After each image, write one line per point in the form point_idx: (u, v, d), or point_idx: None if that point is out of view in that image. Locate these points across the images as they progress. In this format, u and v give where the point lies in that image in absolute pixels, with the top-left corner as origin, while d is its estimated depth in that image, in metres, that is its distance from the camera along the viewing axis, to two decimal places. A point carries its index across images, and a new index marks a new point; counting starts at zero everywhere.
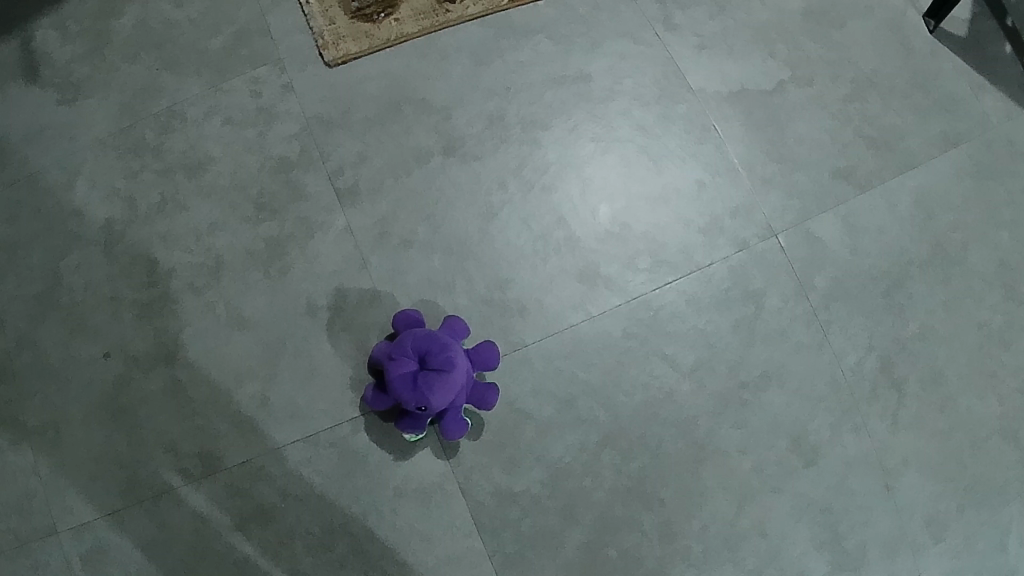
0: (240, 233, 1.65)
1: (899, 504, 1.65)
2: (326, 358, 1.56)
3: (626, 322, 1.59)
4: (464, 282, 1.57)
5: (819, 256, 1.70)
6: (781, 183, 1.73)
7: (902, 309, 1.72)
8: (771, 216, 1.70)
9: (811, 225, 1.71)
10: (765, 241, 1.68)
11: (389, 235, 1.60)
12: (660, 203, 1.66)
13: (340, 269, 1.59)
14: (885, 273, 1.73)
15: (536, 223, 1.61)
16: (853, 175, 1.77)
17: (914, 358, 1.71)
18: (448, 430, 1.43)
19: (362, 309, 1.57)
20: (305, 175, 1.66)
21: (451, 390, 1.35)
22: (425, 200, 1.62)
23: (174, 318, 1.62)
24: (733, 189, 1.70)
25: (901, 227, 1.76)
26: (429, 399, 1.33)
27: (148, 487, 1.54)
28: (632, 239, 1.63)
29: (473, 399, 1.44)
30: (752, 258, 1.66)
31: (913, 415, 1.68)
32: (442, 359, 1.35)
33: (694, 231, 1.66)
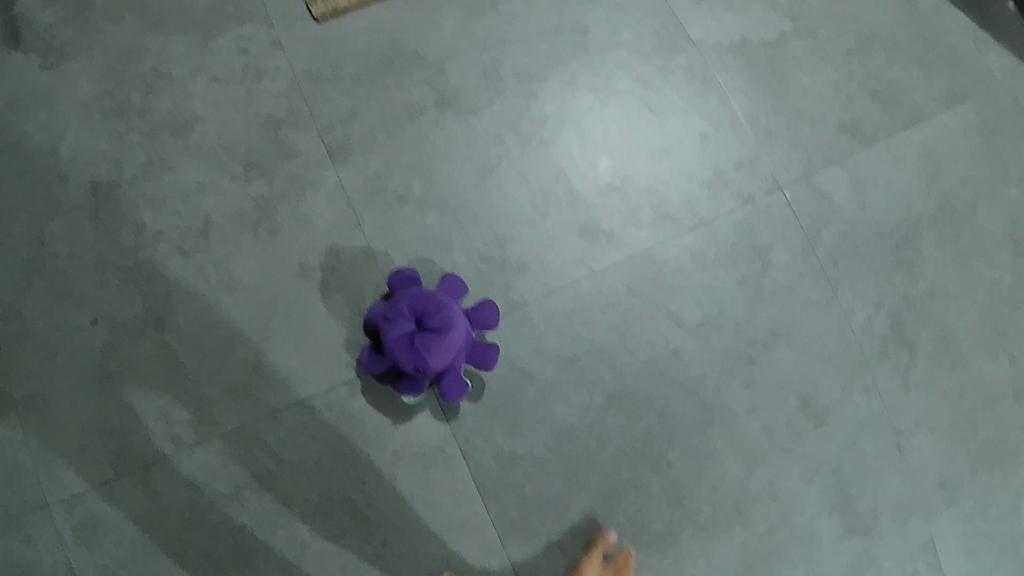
0: (230, 193, 1.59)
1: (911, 467, 1.60)
2: (319, 320, 1.50)
3: (630, 279, 1.52)
4: (461, 239, 1.50)
5: (827, 210, 1.64)
6: (786, 137, 1.66)
7: (912, 266, 1.67)
8: (777, 168, 1.63)
9: (819, 179, 1.65)
10: (772, 195, 1.62)
11: (382, 190, 1.53)
12: (662, 155, 1.59)
13: (333, 228, 1.53)
14: (893, 229, 1.67)
15: (534, 177, 1.54)
16: (861, 128, 1.70)
17: (926, 316, 1.65)
18: (447, 394, 1.38)
19: (356, 268, 1.51)
20: (295, 133, 1.60)
21: (451, 350, 1.30)
22: (419, 155, 1.55)
23: (163, 282, 1.56)
24: (737, 142, 1.63)
25: (910, 182, 1.70)
26: (427, 361, 1.29)
27: (140, 456, 1.50)
28: (634, 193, 1.56)
29: (473, 361, 1.39)
30: (758, 212, 1.60)
31: (924, 375, 1.63)
32: (439, 318, 1.29)
33: (697, 184, 1.59)
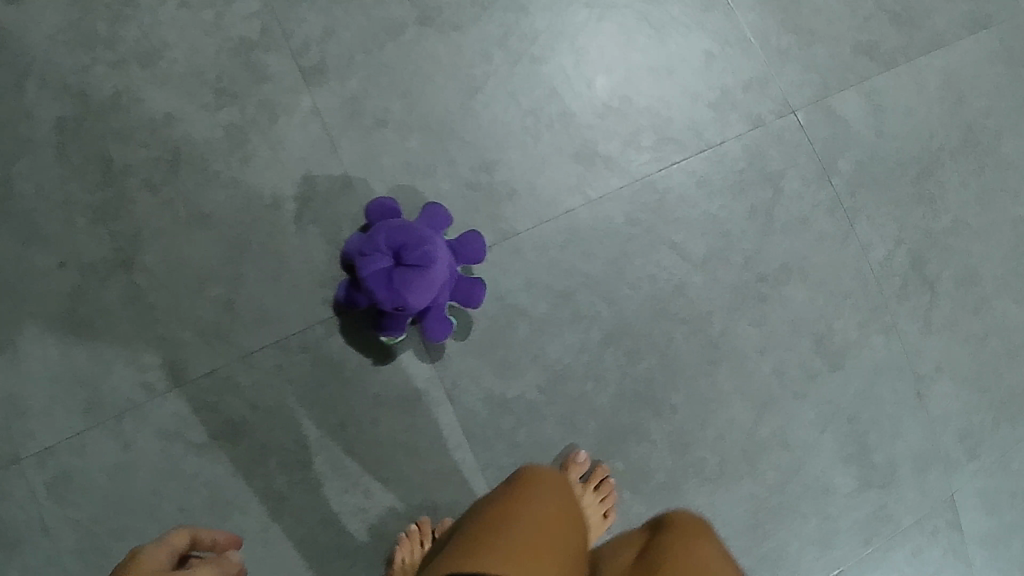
0: (199, 123, 1.44)
1: (932, 416, 1.50)
2: (294, 254, 1.40)
3: (629, 206, 1.40)
4: (447, 165, 1.38)
5: (842, 136, 1.52)
6: (798, 57, 1.53)
7: (934, 199, 1.55)
8: (788, 89, 1.50)
9: (832, 100, 1.53)
10: (783, 118, 1.48)
11: (360, 113, 1.42)
12: (664, 74, 1.44)
13: (308, 155, 1.41)
14: (913, 159, 1.55)
15: (524, 97, 1.41)
16: (880, 49, 1.57)
17: (949, 252, 1.53)
18: (431, 333, 1.27)
19: (333, 198, 1.40)
20: (268, 56, 1.46)
21: (433, 286, 1.18)
22: (400, 75, 1.43)
23: (132, 221, 1.42)
24: (746, 61, 1.49)
25: (930, 109, 1.57)
26: (407, 298, 1.17)
27: (112, 407, 1.38)
28: (633, 114, 1.43)
29: (459, 297, 1.28)
30: (769, 135, 1.47)
31: (947, 317, 1.52)
32: (419, 251, 1.17)
33: (703, 106, 1.45)
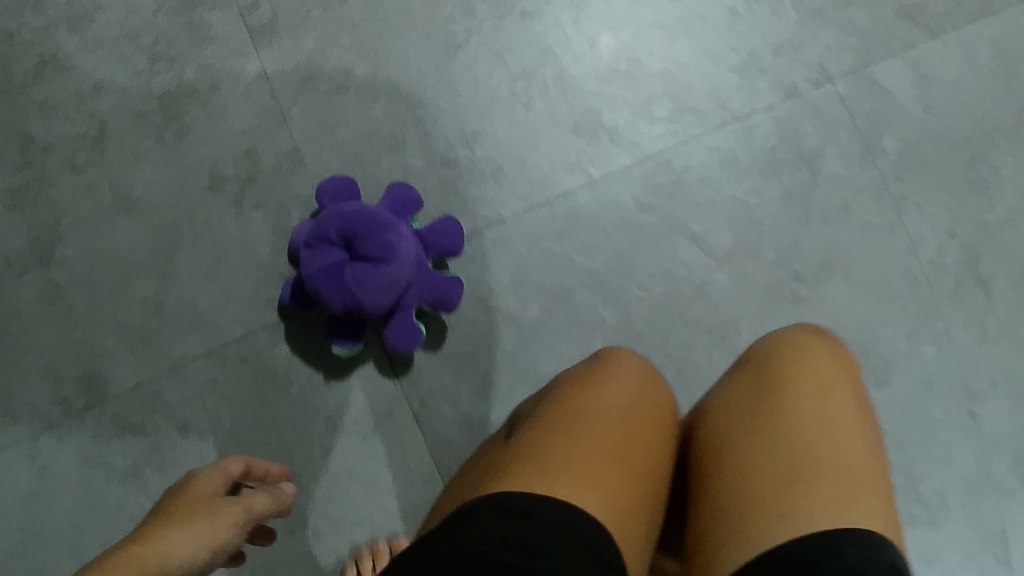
0: (132, 94, 1.20)
1: (987, 440, 1.23)
2: (232, 246, 1.16)
3: (635, 189, 1.16)
4: (418, 138, 1.15)
5: (887, 110, 1.26)
6: (836, 19, 1.26)
7: (988, 188, 1.26)
8: (825, 55, 1.25)
9: (874, 70, 1.26)
10: (819, 88, 1.24)
11: (316, 78, 1.17)
12: (679, 34, 1.20)
13: (253, 128, 1.17)
14: (961, 143, 1.26)
15: (513, 58, 1.18)
16: (927, 9, 1.27)
17: (1012, 249, 1.25)
18: (393, 342, 1.05)
19: (279, 179, 1.15)
20: (212, 14, 1.20)
21: (392, 284, 0.96)
22: (364, 33, 1.18)
23: (51, 207, 1.18)
24: (776, 23, 1.23)
25: (981, 83, 1.27)
26: (359, 298, 0.95)
27: (27, 425, 1.15)
28: (644, 78, 1.19)
29: (429, 299, 1.04)
30: (804, 108, 1.22)
31: (1004, 324, 1.24)
32: (377, 239, 0.95)
33: (727, 72, 1.20)
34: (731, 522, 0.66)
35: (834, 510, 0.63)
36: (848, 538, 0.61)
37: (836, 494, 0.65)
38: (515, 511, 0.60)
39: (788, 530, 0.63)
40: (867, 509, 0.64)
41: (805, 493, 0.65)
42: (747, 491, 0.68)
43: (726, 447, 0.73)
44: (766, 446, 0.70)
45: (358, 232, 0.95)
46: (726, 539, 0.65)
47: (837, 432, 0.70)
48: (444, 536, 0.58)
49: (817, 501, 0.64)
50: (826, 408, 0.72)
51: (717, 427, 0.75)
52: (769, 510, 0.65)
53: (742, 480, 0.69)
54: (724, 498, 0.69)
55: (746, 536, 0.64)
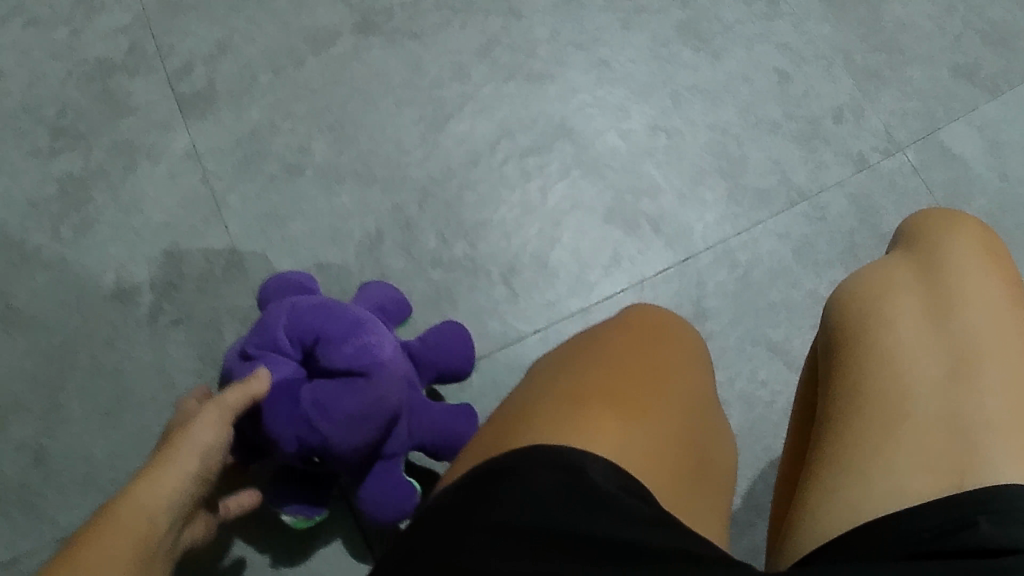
0: (28, 180, 0.89)
1: None
2: (144, 376, 0.84)
3: (691, 289, 0.80)
4: (397, 230, 0.81)
5: (962, 185, 0.90)
6: (893, 80, 0.91)
7: None
8: (889, 121, 0.89)
9: (943, 137, 0.91)
10: (889, 159, 0.88)
11: (258, 156, 0.87)
12: (715, 99, 0.85)
13: (176, 219, 0.88)
14: None
15: (518, 126, 0.83)
16: (980, 67, 0.93)
17: None
18: (372, 505, 0.72)
19: (209, 284, 0.85)
20: (135, 83, 0.91)
21: (370, 411, 0.64)
22: (324, 102, 0.87)
23: None
24: (832, 84, 0.88)
25: None
26: (321, 433, 0.63)
27: None
28: (686, 153, 0.84)
29: (425, 442, 0.72)
30: (879, 183, 0.86)
31: None
32: (348, 343, 0.64)
33: (785, 139, 0.85)
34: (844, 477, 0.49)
35: (982, 459, 0.46)
36: (996, 498, 0.44)
37: (988, 436, 0.47)
38: (540, 479, 0.43)
39: (917, 485, 0.47)
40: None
41: (947, 452, 0.47)
42: (857, 422, 0.50)
43: (832, 365, 0.53)
44: (897, 364, 0.51)
45: (322, 333, 0.65)
46: (821, 480, 0.50)
47: (998, 346, 0.49)
48: (443, 525, 0.42)
49: (959, 445, 0.47)
50: (990, 307, 0.51)
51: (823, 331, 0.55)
52: (885, 450, 0.48)
53: (851, 410, 0.51)
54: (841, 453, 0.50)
55: (849, 485, 0.48)
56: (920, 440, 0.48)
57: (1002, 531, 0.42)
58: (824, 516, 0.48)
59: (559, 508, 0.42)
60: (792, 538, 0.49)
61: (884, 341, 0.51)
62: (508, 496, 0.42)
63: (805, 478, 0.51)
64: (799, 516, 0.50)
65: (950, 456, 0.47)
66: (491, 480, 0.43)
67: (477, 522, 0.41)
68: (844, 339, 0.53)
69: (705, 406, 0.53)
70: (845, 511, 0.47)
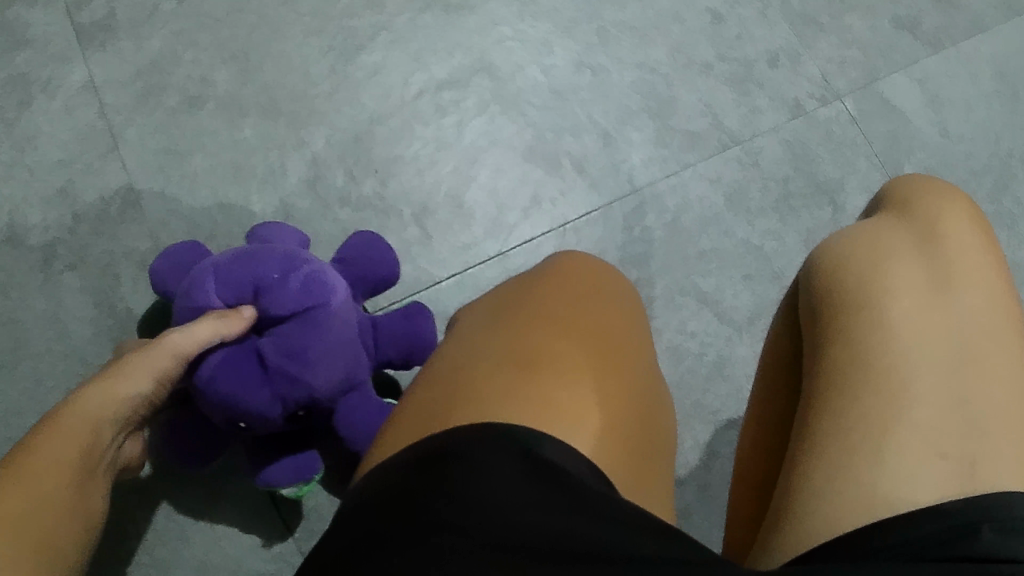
0: None
1: None
2: (31, 327, 0.76)
3: (616, 234, 0.76)
4: (304, 169, 0.76)
5: (902, 137, 0.87)
6: (831, 27, 0.88)
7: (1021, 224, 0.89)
8: (826, 68, 0.86)
9: (882, 88, 0.88)
10: (825, 107, 0.85)
11: (160, 88, 0.81)
12: (645, 37, 0.82)
13: (69, 156, 0.79)
14: (994, 176, 0.89)
15: (435, 60, 0.79)
16: (916, 19, 0.91)
17: None
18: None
19: (104, 226, 0.78)
20: (24, 8, 0.82)
21: (337, 342, 0.60)
22: (232, 33, 0.81)
23: None
24: (767, 28, 0.85)
25: (996, 105, 0.91)
26: (303, 382, 0.58)
27: None
28: (614, 92, 0.80)
29: (392, 356, 0.67)
30: (814, 130, 0.83)
31: None
32: (292, 280, 0.59)
33: (717, 82, 0.82)
34: (832, 468, 0.43)
35: (988, 458, 0.42)
36: (1003, 505, 0.39)
37: (993, 431, 0.42)
38: (492, 483, 0.37)
39: (925, 480, 0.41)
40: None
41: (950, 447, 0.42)
42: (856, 406, 0.44)
43: (820, 339, 0.47)
44: (899, 343, 0.45)
45: (259, 278, 0.58)
46: (813, 468, 0.43)
47: (1000, 332, 0.45)
48: (374, 526, 0.36)
49: (971, 437, 0.42)
50: (991, 290, 0.46)
51: (808, 300, 0.49)
52: (889, 438, 0.43)
53: (845, 391, 0.45)
54: (830, 439, 0.44)
55: (838, 476, 0.42)
56: (927, 429, 0.43)
57: (1007, 540, 0.37)
58: (821, 510, 0.41)
59: (512, 509, 0.36)
60: (778, 533, 0.43)
61: (884, 316, 0.46)
62: (461, 490, 0.37)
63: (787, 464, 0.45)
64: (786, 507, 0.43)
65: (959, 448, 0.42)
66: (435, 483, 0.37)
67: (418, 526, 0.35)
68: (838, 310, 0.47)
69: (651, 380, 0.48)
70: (844, 504, 0.41)
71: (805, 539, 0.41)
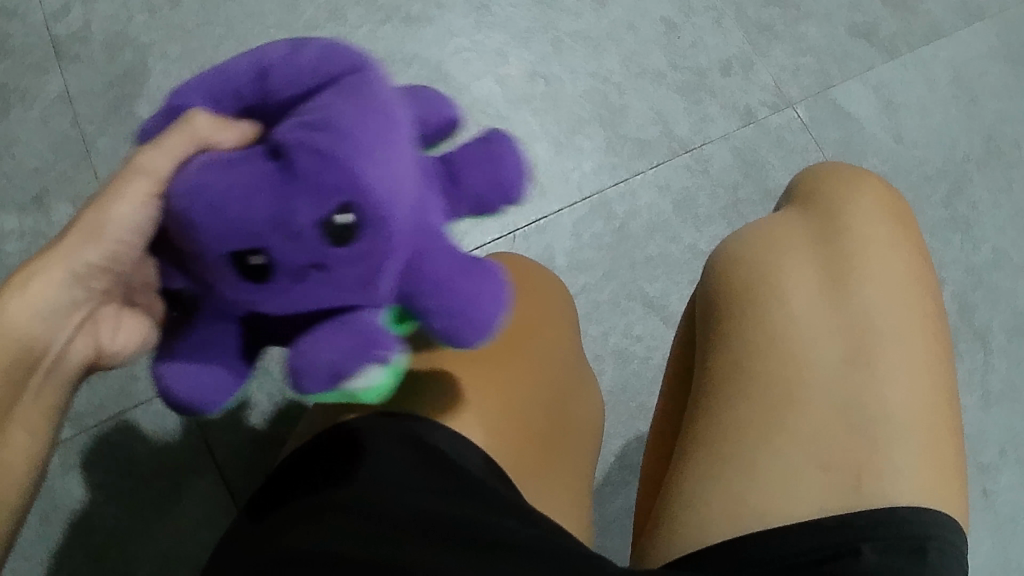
0: None
1: (999, 521, 0.84)
2: None
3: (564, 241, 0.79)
4: None
5: (854, 144, 0.89)
6: (786, 35, 0.90)
7: (973, 227, 0.91)
8: (780, 75, 0.89)
9: (836, 95, 0.90)
10: (777, 114, 0.87)
11: (132, 98, 0.84)
12: (598, 47, 0.84)
13: (45, 164, 0.82)
14: (948, 181, 0.91)
15: (396, 70, 0.82)
16: (873, 27, 0.93)
17: (1005, 295, 0.90)
18: (478, 323, 0.36)
19: None
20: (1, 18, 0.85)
21: (386, 122, 0.35)
22: (201, 46, 0.85)
23: None
24: (720, 36, 0.88)
25: (951, 112, 0.93)
26: (337, 156, 0.32)
27: None
28: (567, 101, 0.82)
29: (471, 207, 0.39)
30: (765, 138, 0.85)
31: (1000, 380, 0.87)
32: (306, 49, 0.37)
33: (668, 91, 0.84)
34: (725, 467, 0.46)
35: (874, 463, 0.44)
36: (885, 521, 0.43)
37: (880, 435, 0.45)
38: (389, 466, 0.41)
39: (802, 493, 0.44)
40: (921, 465, 0.44)
41: (838, 449, 0.45)
42: (739, 414, 0.47)
43: (711, 344, 0.49)
44: (798, 343, 0.48)
45: (257, 57, 0.37)
46: (705, 467, 0.46)
47: (899, 333, 0.47)
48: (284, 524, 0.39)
49: (859, 441, 0.45)
50: (897, 287, 0.48)
51: (703, 303, 0.51)
52: (770, 448, 0.46)
53: (743, 390, 0.47)
54: (724, 436, 0.47)
55: (728, 475, 0.45)
56: (810, 439, 0.46)
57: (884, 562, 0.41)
58: (701, 513, 0.45)
59: (404, 488, 0.40)
60: (658, 537, 0.46)
61: (770, 325, 0.48)
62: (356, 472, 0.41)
63: (686, 455, 0.48)
64: (670, 510, 0.47)
65: (840, 460, 0.45)
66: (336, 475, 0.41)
67: (318, 511, 0.39)
68: (731, 312, 0.49)
69: (571, 359, 0.50)
70: (723, 516, 0.45)
71: (686, 541, 0.45)
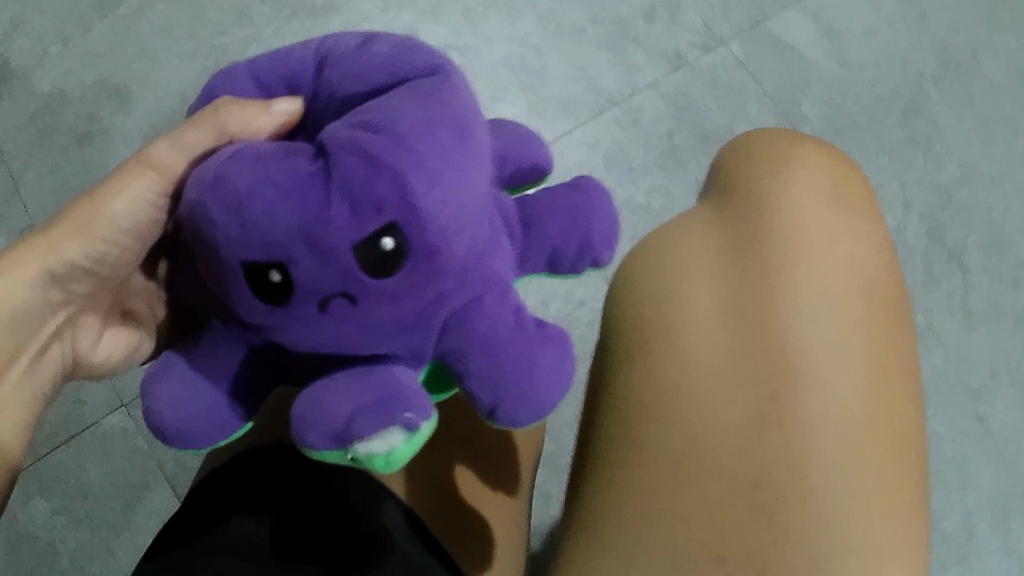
0: None
1: (1000, 446, 0.79)
2: None
3: None
4: None
5: (796, 74, 0.86)
6: None
7: (934, 144, 0.86)
8: (708, 15, 0.85)
9: (771, 27, 0.86)
10: (709, 54, 0.83)
11: (52, 128, 0.83)
12: (513, 12, 0.82)
13: None
14: (902, 100, 0.87)
15: None
16: None
17: (977, 209, 0.85)
18: (532, 401, 0.32)
19: None
20: None
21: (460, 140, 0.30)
22: (115, 66, 0.84)
23: None
24: None
25: (896, 29, 0.89)
26: (394, 171, 0.28)
27: None
28: (486, 71, 0.80)
29: (547, 261, 0.36)
30: (698, 80, 0.82)
31: (981, 298, 0.83)
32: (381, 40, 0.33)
33: (591, 46, 0.82)
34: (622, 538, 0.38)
35: (800, 529, 0.36)
36: None
37: (807, 493, 0.37)
38: None
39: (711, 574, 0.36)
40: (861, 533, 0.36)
41: (754, 513, 0.37)
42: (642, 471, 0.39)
43: (613, 377, 0.43)
44: (706, 380, 0.39)
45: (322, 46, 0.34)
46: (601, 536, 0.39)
47: (834, 360, 0.38)
48: None
49: (782, 501, 0.37)
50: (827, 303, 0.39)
51: (612, 330, 0.44)
52: (672, 518, 0.38)
53: (645, 440, 0.40)
54: (624, 500, 0.39)
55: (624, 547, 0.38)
56: (716, 507, 0.37)
57: None
58: None
59: None
60: None
61: (673, 356, 0.40)
62: None
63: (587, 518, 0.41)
64: None
65: (750, 537, 0.36)
66: None
67: None
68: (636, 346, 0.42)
69: None
70: None
71: None
